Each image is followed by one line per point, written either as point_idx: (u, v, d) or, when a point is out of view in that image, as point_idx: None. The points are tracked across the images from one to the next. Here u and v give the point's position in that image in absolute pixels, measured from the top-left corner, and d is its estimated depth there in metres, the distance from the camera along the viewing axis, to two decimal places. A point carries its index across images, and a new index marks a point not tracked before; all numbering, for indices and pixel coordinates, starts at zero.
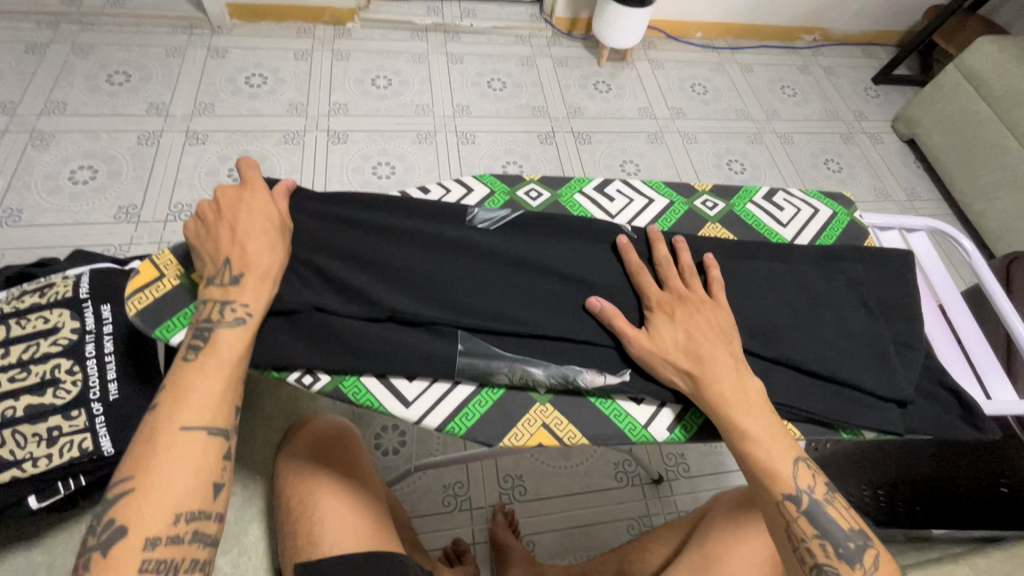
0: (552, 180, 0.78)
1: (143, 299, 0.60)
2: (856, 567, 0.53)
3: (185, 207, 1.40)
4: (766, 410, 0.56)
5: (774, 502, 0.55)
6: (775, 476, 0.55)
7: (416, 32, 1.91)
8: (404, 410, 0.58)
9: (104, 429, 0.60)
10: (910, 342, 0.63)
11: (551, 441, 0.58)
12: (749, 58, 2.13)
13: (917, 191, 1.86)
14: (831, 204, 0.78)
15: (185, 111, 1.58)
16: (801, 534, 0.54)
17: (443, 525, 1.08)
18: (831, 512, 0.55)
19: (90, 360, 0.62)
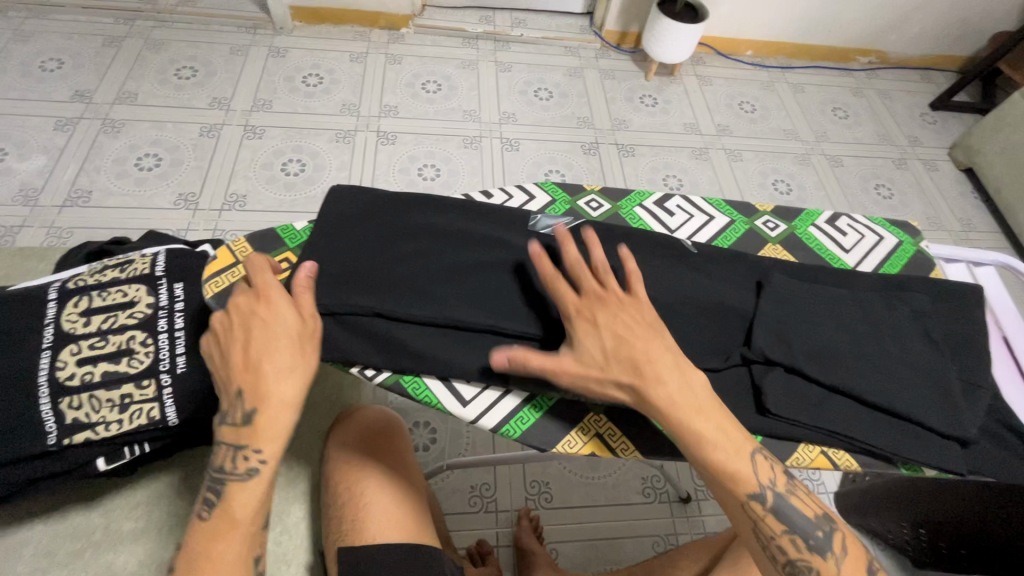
0: (613, 193, 0.78)
1: (220, 283, 0.64)
2: (828, 558, 0.54)
3: (239, 197, 1.46)
4: (710, 410, 0.54)
5: (740, 503, 0.55)
6: (739, 479, 0.54)
7: (467, 40, 1.95)
8: (461, 409, 0.60)
9: (170, 401, 0.63)
10: (975, 378, 0.60)
11: (604, 451, 0.59)
12: (800, 78, 2.10)
13: (973, 223, 1.79)
14: (896, 231, 0.76)
15: (246, 106, 1.65)
16: (770, 532, 0.55)
17: (469, 524, 1.09)
18: (795, 502, 0.55)
19: (161, 334, 0.65)
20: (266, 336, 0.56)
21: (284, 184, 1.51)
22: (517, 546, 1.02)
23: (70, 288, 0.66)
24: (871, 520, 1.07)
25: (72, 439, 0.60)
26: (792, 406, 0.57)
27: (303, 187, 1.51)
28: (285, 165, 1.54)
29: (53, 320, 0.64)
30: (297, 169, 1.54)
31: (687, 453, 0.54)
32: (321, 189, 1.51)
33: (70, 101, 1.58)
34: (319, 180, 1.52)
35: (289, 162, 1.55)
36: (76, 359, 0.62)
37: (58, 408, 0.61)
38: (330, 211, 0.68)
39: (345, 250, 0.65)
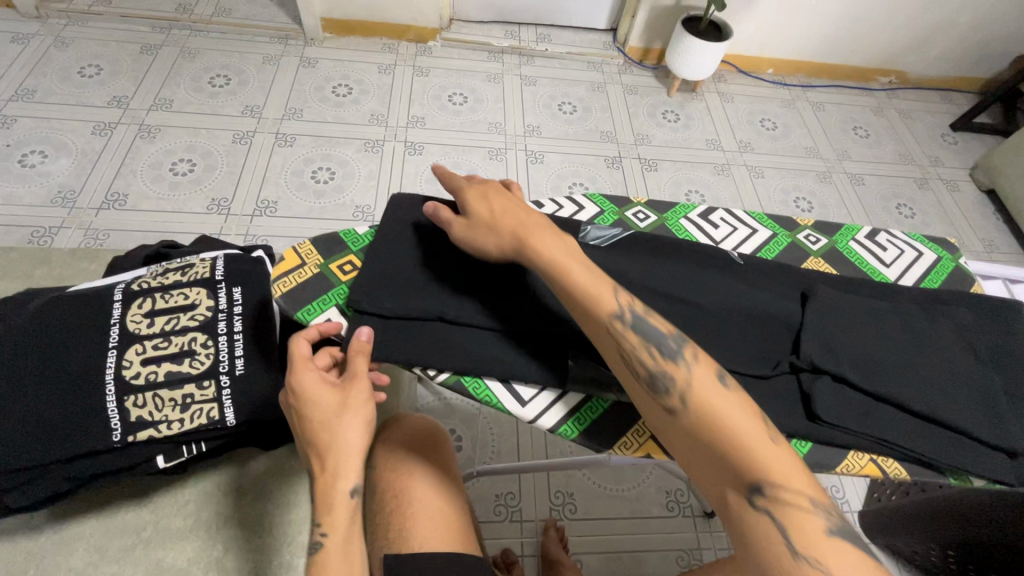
0: (658, 205, 0.80)
1: (287, 284, 0.69)
2: (680, 364, 0.56)
3: (270, 203, 1.49)
4: (574, 258, 0.62)
5: (605, 322, 0.58)
6: (596, 294, 0.59)
7: (492, 53, 1.99)
8: (520, 408, 0.62)
9: (229, 401, 0.65)
10: (1021, 393, 0.61)
11: (658, 453, 0.62)
12: (821, 96, 2.12)
13: (995, 244, 1.79)
14: (934, 247, 0.77)
15: (277, 114, 1.69)
16: (631, 344, 0.57)
17: (495, 533, 1.09)
18: (653, 322, 0.59)
19: (221, 336, 0.67)
20: (311, 421, 0.56)
21: (313, 191, 1.54)
22: (544, 555, 1.02)
23: (135, 290, 0.68)
24: (897, 539, 1.06)
25: (136, 437, 0.62)
26: (842, 413, 0.58)
27: (333, 195, 1.53)
28: (315, 173, 1.57)
29: (119, 320, 0.66)
30: (326, 177, 1.57)
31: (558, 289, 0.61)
32: (350, 197, 1.54)
33: (108, 106, 1.62)
34: (348, 188, 1.55)
35: (318, 170, 1.58)
36: (141, 358, 0.65)
37: (123, 406, 0.62)
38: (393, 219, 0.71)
39: (403, 257, 0.68)
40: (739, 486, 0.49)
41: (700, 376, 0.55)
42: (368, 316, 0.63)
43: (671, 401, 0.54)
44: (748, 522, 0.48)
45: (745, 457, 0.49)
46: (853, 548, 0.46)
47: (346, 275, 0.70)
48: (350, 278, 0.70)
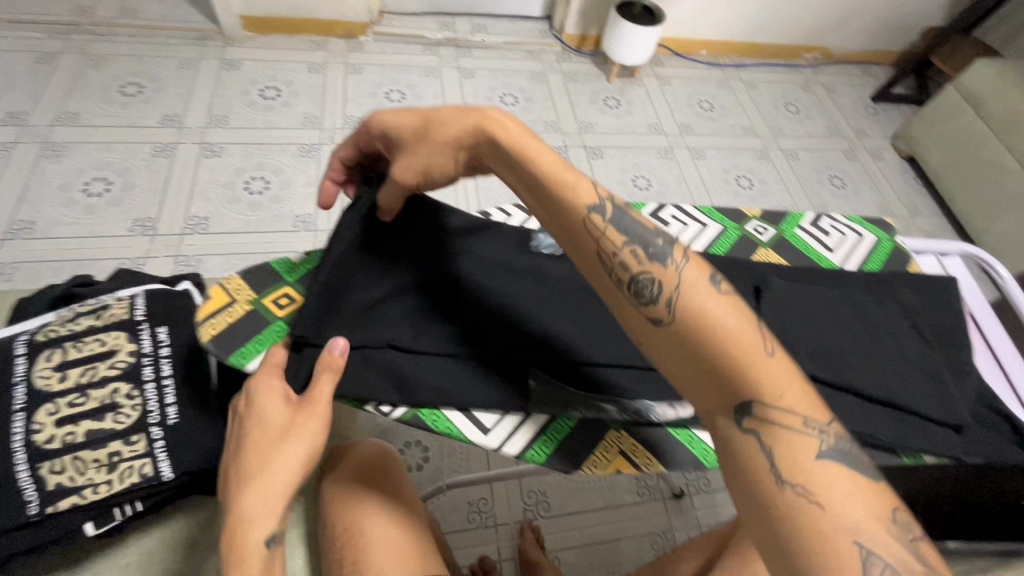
0: None
1: (217, 324, 0.62)
2: (670, 265, 0.50)
3: (201, 220, 1.39)
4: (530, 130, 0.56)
5: (581, 220, 0.52)
6: (563, 184, 0.53)
7: (428, 46, 1.92)
8: (483, 437, 0.60)
9: (163, 453, 0.63)
10: (962, 367, 0.64)
11: (631, 468, 0.61)
12: (753, 75, 2.18)
13: (919, 208, 1.90)
14: (874, 230, 0.80)
15: (201, 123, 1.57)
16: (613, 244, 0.52)
17: (471, 541, 1.07)
18: (634, 219, 0.54)
19: (147, 384, 0.65)
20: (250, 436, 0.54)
21: (248, 203, 1.44)
22: (522, 558, 1.01)
23: (42, 342, 0.65)
24: None
25: (58, 505, 0.59)
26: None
27: (269, 206, 1.45)
28: (248, 183, 1.48)
29: (26, 378, 0.63)
30: (261, 187, 1.48)
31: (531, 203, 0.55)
32: (289, 207, 1.46)
33: (3, 124, 1.46)
34: (286, 197, 1.47)
35: (252, 180, 1.49)
36: (55, 419, 0.62)
37: (38, 474, 0.60)
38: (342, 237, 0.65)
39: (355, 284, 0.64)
40: (728, 407, 0.45)
41: (691, 277, 0.49)
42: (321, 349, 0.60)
43: (658, 311, 0.48)
44: (736, 444, 0.44)
45: (744, 372, 0.45)
46: (846, 471, 0.42)
47: (283, 310, 0.64)
48: (288, 311, 0.64)
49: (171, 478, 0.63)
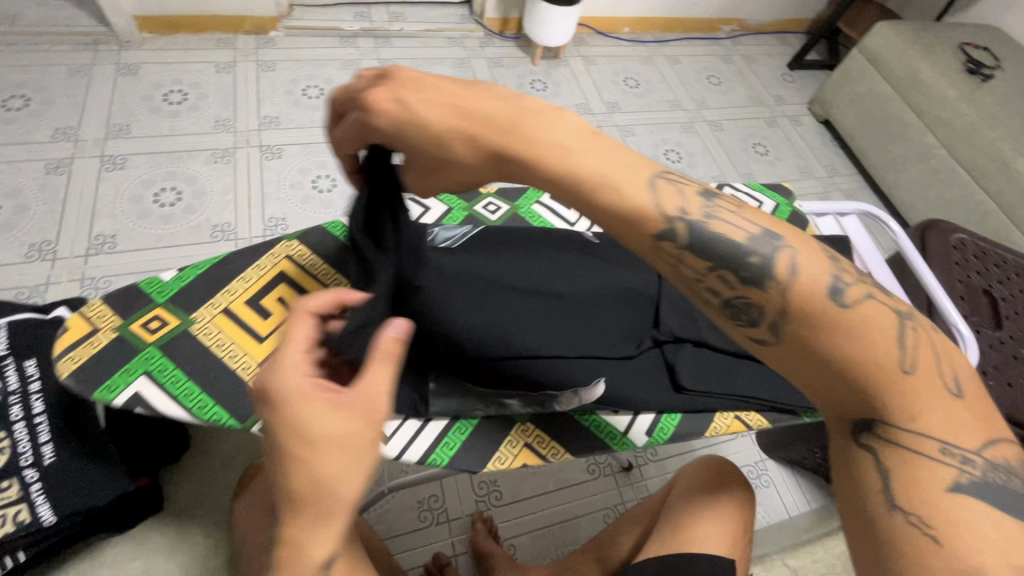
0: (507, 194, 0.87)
1: (76, 358, 0.58)
2: (770, 289, 0.46)
3: (107, 238, 1.30)
4: (558, 113, 0.48)
5: (653, 248, 0.49)
6: (633, 216, 0.47)
7: (345, 38, 1.85)
8: (384, 447, 0.62)
9: (40, 496, 0.69)
10: None
11: (534, 459, 0.64)
12: (675, 50, 2.22)
13: (837, 168, 2.00)
14: (771, 194, 0.82)
15: (99, 134, 1.46)
16: (701, 274, 0.49)
17: (423, 540, 1.06)
18: (719, 229, 0.48)
19: (17, 426, 0.70)
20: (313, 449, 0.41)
21: (159, 216, 1.36)
22: (475, 550, 1.00)
23: None
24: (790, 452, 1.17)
25: None
26: (705, 379, 0.66)
27: (183, 218, 1.36)
28: (157, 196, 1.39)
29: None
30: (172, 198, 1.39)
31: (569, 201, 0.48)
32: (204, 217, 1.38)
33: None
34: (201, 207, 1.39)
35: (161, 191, 1.39)
36: None
37: None
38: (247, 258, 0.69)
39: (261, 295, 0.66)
40: (851, 419, 0.48)
41: (806, 289, 0.46)
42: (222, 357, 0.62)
43: (759, 334, 0.48)
44: (851, 454, 0.48)
45: (863, 386, 0.46)
46: (978, 502, 0.44)
47: (153, 334, 0.61)
48: (160, 337, 0.61)
49: (52, 521, 0.69)
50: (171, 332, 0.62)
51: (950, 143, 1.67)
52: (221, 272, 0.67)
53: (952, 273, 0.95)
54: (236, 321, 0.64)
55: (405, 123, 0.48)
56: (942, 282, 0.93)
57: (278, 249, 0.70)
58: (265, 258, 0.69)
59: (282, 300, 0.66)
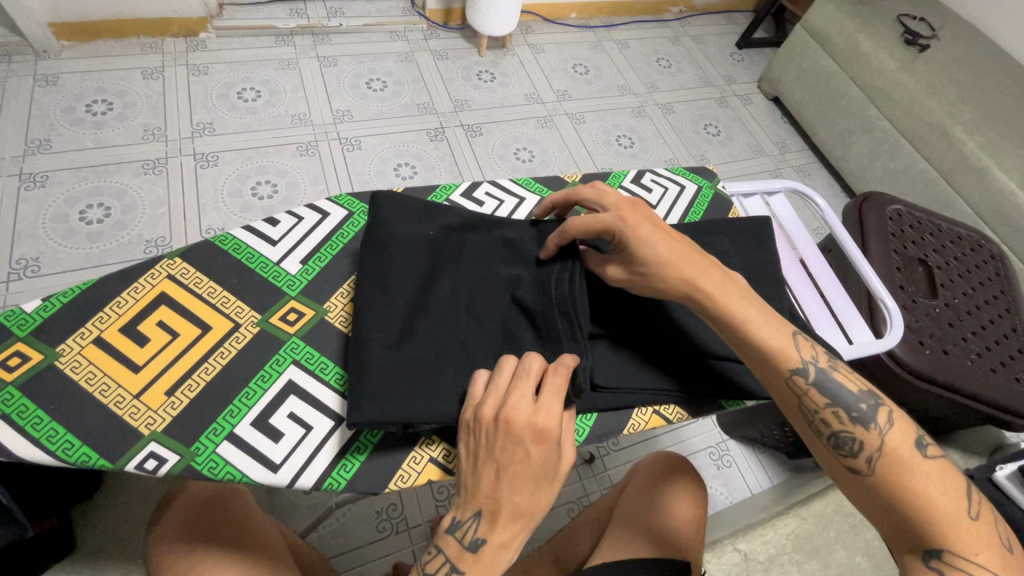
0: (414, 191, 0.72)
1: None
2: (872, 428, 0.54)
3: (30, 261, 1.22)
4: (740, 286, 0.60)
5: (784, 380, 0.57)
6: (785, 354, 0.57)
7: (281, 37, 1.78)
8: (273, 475, 0.52)
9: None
10: (774, 304, 0.64)
11: (441, 476, 0.54)
12: (624, 34, 2.20)
13: (787, 145, 2.01)
14: (695, 177, 0.79)
15: (15, 150, 1.36)
16: (815, 406, 0.56)
17: (380, 552, 1.01)
18: (839, 378, 0.57)
19: None
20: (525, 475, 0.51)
21: (86, 235, 1.28)
22: None
23: None
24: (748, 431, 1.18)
25: None
26: (619, 375, 0.59)
27: (113, 234, 1.30)
28: (84, 213, 1.31)
29: None
30: (100, 215, 1.32)
31: (724, 334, 0.58)
32: (136, 232, 1.31)
33: None
34: (132, 222, 1.32)
35: (88, 209, 1.32)
36: None
37: None
38: (125, 275, 0.59)
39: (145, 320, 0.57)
40: (916, 547, 0.50)
41: (896, 442, 0.53)
42: (99, 390, 0.52)
43: (857, 463, 0.53)
44: None
45: (922, 509, 0.50)
46: None
47: (10, 373, 0.51)
48: (21, 374, 0.51)
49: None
50: (33, 369, 0.52)
51: (892, 114, 1.70)
52: (94, 296, 0.57)
53: (888, 244, 0.95)
54: (110, 352, 0.54)
55: (636, 246, 0.57)
56: (878, 254, 0.94)
57: (157, 267, 0.60)
58: (142, 278, 0.59)
59: (165, 324, 0.57)
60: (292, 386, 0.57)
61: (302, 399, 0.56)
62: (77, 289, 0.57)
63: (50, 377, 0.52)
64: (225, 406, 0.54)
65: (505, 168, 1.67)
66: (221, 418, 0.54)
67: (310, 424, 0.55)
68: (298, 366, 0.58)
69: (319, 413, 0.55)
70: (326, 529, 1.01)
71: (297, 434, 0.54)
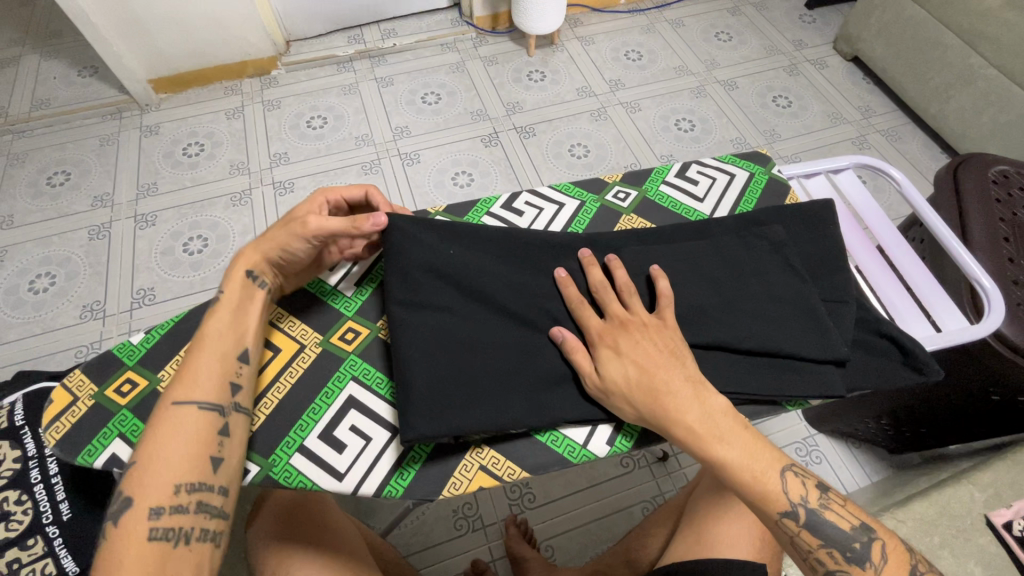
0: (456, 208, 0.74)
1: (61, 428, 0.57)
2: (867, 568, 0.50)
3: (147, 291, 1.40)
4: (732, 418, 0.53)
5: (773, 520, 0.53)
6: (766, 498, 0.51)
7: (342, 64, 1.89)
8: (338, 483, 0.56)
9: (63, 550, 0.69)
10: (838, 295, 0.59)
11: (490, 482, 0.56)
12: (678, 12, 2.10)
13: (871, 108, 1.83)
14: (745, 164, 0.75)
15: (130, 196, 1.56)
16: (807, 546, 0.52)
17: (459, 549, 1.06)
18: (831, 516, 0.52)
19: (36, 487, 0.71)
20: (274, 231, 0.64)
21: (189, 264, 1.45)
22: (510, 553, 0.99)
23: None
24: (838, 425, 1.09)
25: None
26: None
27: (210, 263, 1.45)
28: (187, 245, 1.48)
29: None
30: (199, 246, 1.48)
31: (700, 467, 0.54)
32: (229, 259, 1.46)
33: None
34: (225, 250, 1.47)
35: (190, 240, 1.49)
36: None
37: None
38: (208, 306, 0.66)
39: None
40: None
41: None
42: None
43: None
44: None
45: None
46: None
47: (124, 398, 0.60)
48: (133, 398, 0.59)
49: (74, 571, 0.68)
50: (141, 394, 0.60)
51: (999, 59, 1.49)
52: (185, 328, 0.64)
53: (992, 212, 0.85)
54: None
55: (622, 369, 0.54)
56: (979, 224, 0.84)
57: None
58: None
59: None
60: (352, 401, 0.61)
61: (362, 413, 0.60)
62: (171, 322, 0.65)
63: (154, 400, 0.60)
64: (297, 420, 0.60)
65: (561, 166, 1.67)
66: (293, 431, 0.59)
67: (370, 435, 0.59)
68: (358, 382, 0.62)
69: (377, 424, 0.59)
70: (408, 527, 1.07)
71: (358, 445, 0.58)
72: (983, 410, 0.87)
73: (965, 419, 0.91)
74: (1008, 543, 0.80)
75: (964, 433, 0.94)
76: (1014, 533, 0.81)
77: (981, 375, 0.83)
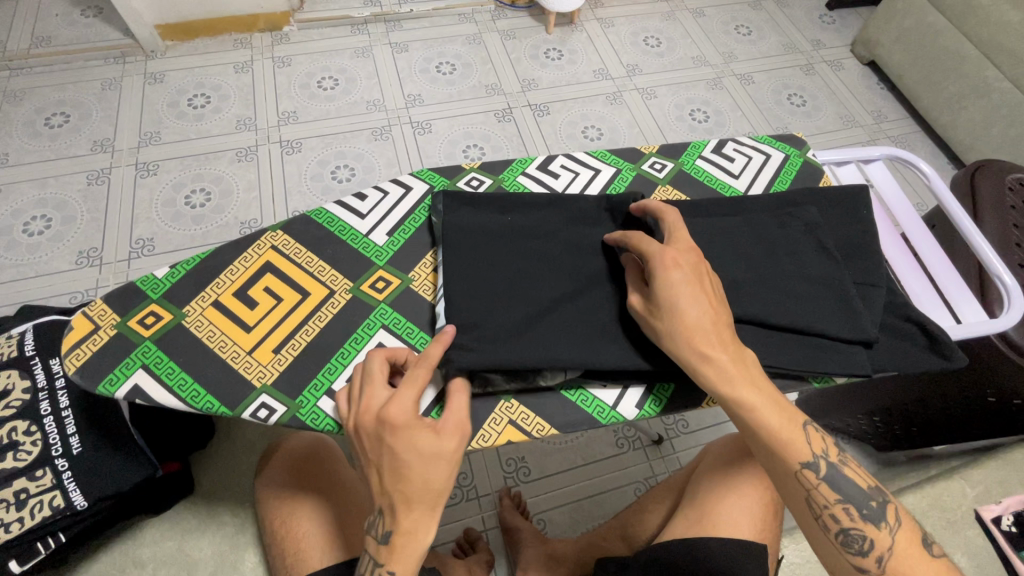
0: (491, 166, 0.73)
1: (81, 356, 0.56)
2: (882, 527, 0.55)
3: (146, 241, 1.37)
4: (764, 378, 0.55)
5: (793, 471, 0.56)
6: (788, 447, 0.55)
7: (357, 26, 1.84)
8: None
9: (72, 484, 0.71)
10: (870, 279, 0.60)
11: (519, 437, 0.56)
12: (699, 2, 2.08)
13: (884, 113, 1.84)
14: (781, 146, 0.75)
15: (132, 143, 1.52)
16: (824, 501, 0.56)
17: (454, 516, 1.07)
18: (849, 473, 0.57)
19: (46, 418, 0.73)
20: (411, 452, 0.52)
21: (191, 218, 1.42)
22: (502, 525, 1.00)
23: None
24: (832, 419, 1.11)
25: None
26: None
27: (212, 217, 1.42)
28: (189, 197, 1.45)
29: None
30: (202, 200, 1.45)
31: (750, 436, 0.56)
32: (232, 215, 1.43)
33: None
34: (229, 206, 1.44)
35: (192, 194, 1.45)
36: None
37: None
38: (234, 245, 0.65)
39: (254, 287, 0.63)
40: None
41: (902, 546, 0.55)
42: (215, 350, 0.58)
43: (866, 563, 0.54)
44: None
45: None
46: None
47: (148, 329, 0.58)
48: (156, 331, 0.58)
49: (84, 505, 0.72)
50: (165, 326, 0.59)
51: (1015, 73, 1.50)
52: (210, 265, 0.63)
53: (1006, 217, 0.86)
54: (225, 314, 0.61)
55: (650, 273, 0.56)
56: (994, 227, 0.85)
57: (262, 239, 0.65)
58: (250, 249, 0.65)
59: (270, 289, 0.63)
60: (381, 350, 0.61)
61: None
62: (196, 259, 0.63)
63: (177, 334, 0.59)
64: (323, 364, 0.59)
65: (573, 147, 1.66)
66: (321, 374, 0.58)
67: None
68: (387, 331, 0.62)
69: None
70: None
71: None
72: (979, 411, 0.89)
73: (959, 420, 0.93)
74: (997, 540, 0.84)
75: (955, 434, 0.97)
76: (1002, 528, 0.84)
77: (983, 376, 0.84)
